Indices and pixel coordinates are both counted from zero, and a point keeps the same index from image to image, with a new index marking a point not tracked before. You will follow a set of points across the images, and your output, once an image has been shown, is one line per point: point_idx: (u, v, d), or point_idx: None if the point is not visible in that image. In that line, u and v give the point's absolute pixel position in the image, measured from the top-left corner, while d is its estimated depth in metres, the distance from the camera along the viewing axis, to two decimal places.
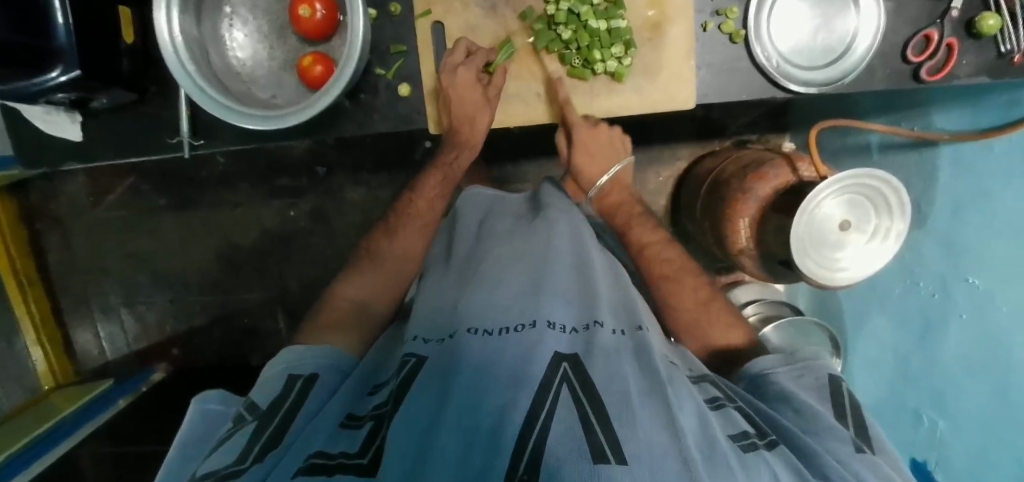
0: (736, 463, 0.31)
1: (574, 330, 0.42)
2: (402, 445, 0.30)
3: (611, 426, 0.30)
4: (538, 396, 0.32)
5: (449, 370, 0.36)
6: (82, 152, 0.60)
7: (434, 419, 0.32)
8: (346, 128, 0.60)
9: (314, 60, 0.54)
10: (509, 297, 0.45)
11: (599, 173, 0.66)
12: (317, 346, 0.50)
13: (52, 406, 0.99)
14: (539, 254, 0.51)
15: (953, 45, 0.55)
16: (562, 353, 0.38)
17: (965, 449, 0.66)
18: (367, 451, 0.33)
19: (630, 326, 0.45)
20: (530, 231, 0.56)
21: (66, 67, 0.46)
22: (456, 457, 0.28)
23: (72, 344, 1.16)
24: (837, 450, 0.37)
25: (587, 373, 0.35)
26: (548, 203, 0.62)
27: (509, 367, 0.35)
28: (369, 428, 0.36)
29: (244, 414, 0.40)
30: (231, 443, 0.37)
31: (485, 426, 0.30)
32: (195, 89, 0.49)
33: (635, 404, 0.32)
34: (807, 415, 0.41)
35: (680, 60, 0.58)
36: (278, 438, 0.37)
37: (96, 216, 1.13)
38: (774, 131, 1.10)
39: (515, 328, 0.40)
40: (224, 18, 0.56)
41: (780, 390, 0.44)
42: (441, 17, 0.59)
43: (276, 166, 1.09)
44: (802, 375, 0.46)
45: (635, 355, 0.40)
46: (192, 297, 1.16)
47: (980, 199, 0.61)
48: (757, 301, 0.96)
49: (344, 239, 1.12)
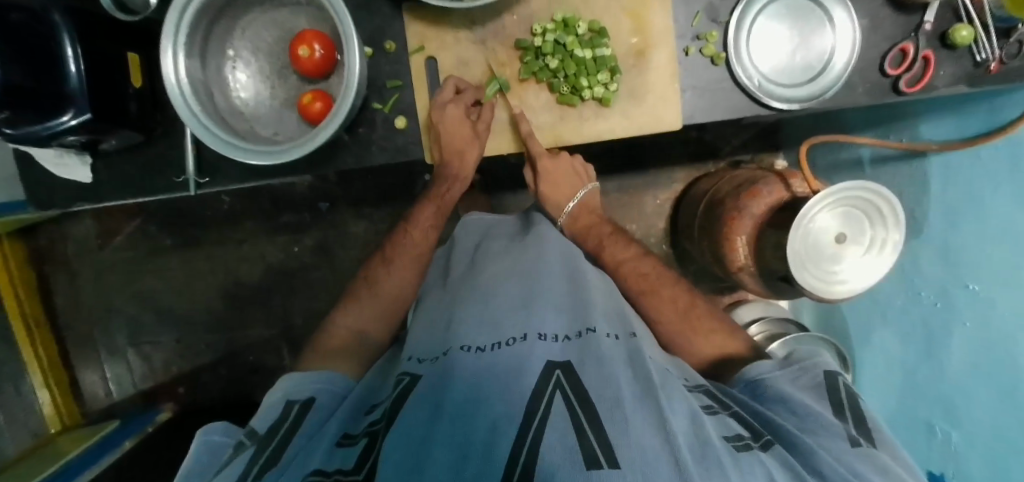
0: (729, 462, 0.31)
1: (568, 337, 0.42)
2: (394, 459, 0.30)
3: (603, 431, 0.29)
4: (532, 405, 0.32)
5: (442, 385, 0.36)
6: (92, 192, 0.61)
7: (429, 432, 0.31)
8: (345, 160, 0.62)
9: (314, 97, 0.56)
10: (502, 311, 0.45)
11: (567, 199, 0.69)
12: (316, 370, 0.50)
13: (58, 450, 0.97)
14: (533, 269, 0.52)
15: (928, 58, 0.57)
16: (555, 361, 0.38)
17: (978, 456, 0.63)
18: (362, 466, 0.33)
19: (623, 333, 0.45)
20: (524, 247, 0.57)
21: (77, 111, 0.48)
22: (450, 468, 0.28)
23: (78, 386, 1.15)
24: (836, 448, 0.37)
25: (582, 382, 0.35)
26: (541, 220, 0.64)
27: (502, 380, 0.35)
28: (364, 444, 0.36)
29: (245, 441, 0.40)
30: (231, 468, 0.36)
31: (478, 438, 0.30)
32: (199, 128, 0.51)
33: (627, 407, 0.32)
34: (804, 414, 0.41)
35: (665, 82, 0.60)
36: (275, 458, 0.37)
37: (104, 257, 1.14)
38: (767, 150, 1.12)
39: (508, 341, 0.40)
40: (228, 60, 0.59)
41: (777, 391, 0.44)
42: (434, 52, 0.62)
43: (280, 203, 1.11)
44: (799, 375, 0.45)
45: (628, 360, 0.40)
46: (197, 335, 1.16)
47: (973, 205, 0.62)
48: (761, 319, 0.95)
49: (347, 271, 1.13)
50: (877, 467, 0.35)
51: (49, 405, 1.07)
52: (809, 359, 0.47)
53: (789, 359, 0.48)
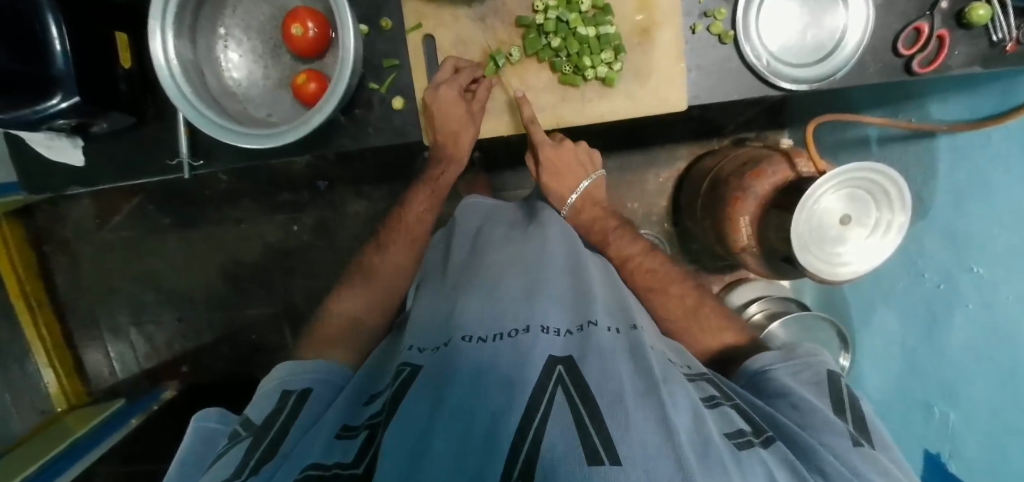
0: (730, 460, 0.31)
1: (569, 331, 0.42)
2: (396, 451, 0.30)
3: (604, 427, 0.30)
4: (534, 399, 0.33)
5: (443, 376, 0.37)
6: (85, 177, 0.60)
7: (431, 422, 0.32)
8: (342, 143, 0.61)
9: (309, 77, 0.55)
10: (504, 302, 0.45)
11: (570, 190, 0.66)
12: (313, 361, 0.51)
13: (63, 429, 0.99)
14: (536, 258, 0.52)
15: (944, 37, 0.55)
16: (556, 356, 0.38)
17: (978, 441, 0.65)
18: (363, 460, 0.34)
19: (624, 325, 0.45)
20: (525, 236, 0.57)
21: (65, 94, 0.46)
22: (454, 459, 0.28)
23: (82, 365, 1.17)
24: (834, 444, 0.38)
25: (583, 376, 0.35)
26: (543, 207, 0.65)
27: (504, 372, 0.36)
28: (365, 437, 0.36)
29: (241, 432, 0.41)
30: (227, 459, 0.37)
31: (480, 431, 0.30)
32: (193, 112, 0.50)
33: (629, 403, 0.32)
34: (804, 408, 0.42)
35: (670, 63, 0.58)
36: (274, 449, 0.38)
37: (103, 237, 1.14)
38: (772, 128, 1.10)
39: (509, 333, 0.41)
40: (219, 39, 0.57)
41: (779, 385, 0.45)
42: (431, 30, 0.59)
43: (277, 182, 1.10)
44: (800, 370, 0.47)
45: (630, 355, 0.40)
46: (199, 313, 1.17)
47: (982, 188, 0.61)
48: (761, 299, 0.96)
49: (347, 250, 1.13)
50: (874, 467, 0.36)
51: (53, 383, 1.10)
52: (808, 353, 0.49)
53: (791, 351, 0.50)
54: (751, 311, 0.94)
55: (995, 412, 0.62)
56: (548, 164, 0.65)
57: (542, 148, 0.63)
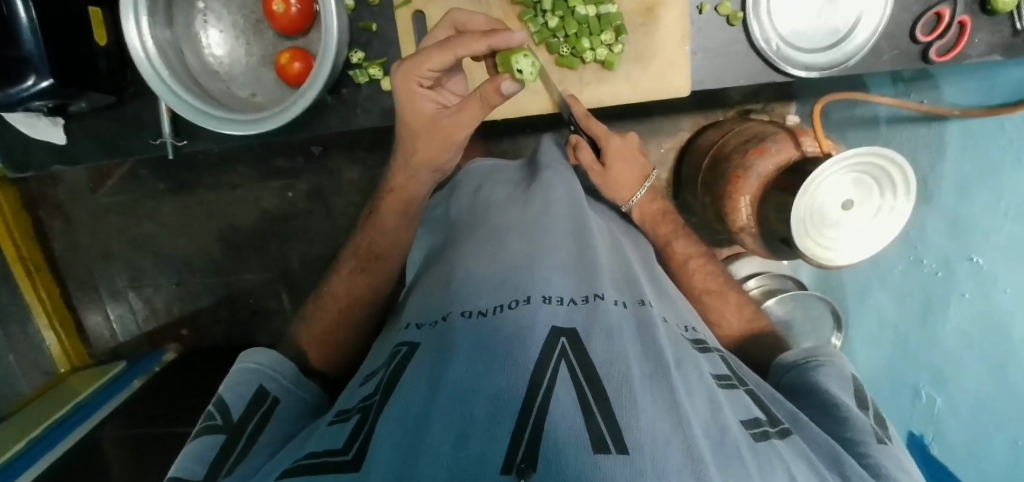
0: (747, 454, 0.30)
1: (573, 301, 0.40)
2: (396, 437, 0.28)
3: (611, 411, 0.28)
4: (535, 375, 0.31)
5: (441, 356, 0.35)
6: (66, 154, 0.62)
7: (428, 407, 0.30)
8: (330, 123, 0.63)
9: (293, 56, 0.56)
10: (500, 271, 0.44)
11: (629, 196, 0.64)
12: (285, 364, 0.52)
13: (69, 391, 1.04)
14: (539, 220, 0.50)
15: (965, 23, 0.57)
16: (559, 327, 0.36)
17: (969, 418, 0.67)
18: (353, 445, 0.30)
19: (632, 300, 0.44)
20: (527, 197, 0.55)
21: (39, 75, 0.49)
22: (453, 445, 0.25)
23: (83, 327, 1.20)
24: (859, 438, 0.41)
25: (587, 353, 0.33)
26: (545, 166, 0.62)
27: (505, 344, 0.34)
28: (357, 420, 0.34)
29: (214, 418, 0.42)
30: (198, 450, 0.39)
31: (482, 411, 0.28)
32: (165, 90, 0.51)
33: (636, 389, 0.30)
34: (832, 406, 0.45)
35: (674, 45, 0.60)
36: (250, 447, 0.40)
37: (96, 201, 1.14)
38: (779, 99, 1.06)
39: (510, 304, 0.39)
40: (198, 14, 0.58)
41: (810, 381, 0.49)
42: (421, 6, 0.60)
43: (272, 147, 1.08)
44: (826, 367, 0.51)
45: (638, 334, 0.38)
46: (198, 278, 1.18)
47: (990, 176, 0.60)
48: (761, 274, 0.95)
49: (343, 217, 1.12)
50: (897, 462, 0.38)
51: (55, 346, 1.13)
52: (830, 355, 0.53)
53: (815, 351, 0.54)
54: (749, 287, 0.93)
55: (987, 400, 0.64)
56: (612, 159, 0.63)
57: (610, 139, 0.62)
